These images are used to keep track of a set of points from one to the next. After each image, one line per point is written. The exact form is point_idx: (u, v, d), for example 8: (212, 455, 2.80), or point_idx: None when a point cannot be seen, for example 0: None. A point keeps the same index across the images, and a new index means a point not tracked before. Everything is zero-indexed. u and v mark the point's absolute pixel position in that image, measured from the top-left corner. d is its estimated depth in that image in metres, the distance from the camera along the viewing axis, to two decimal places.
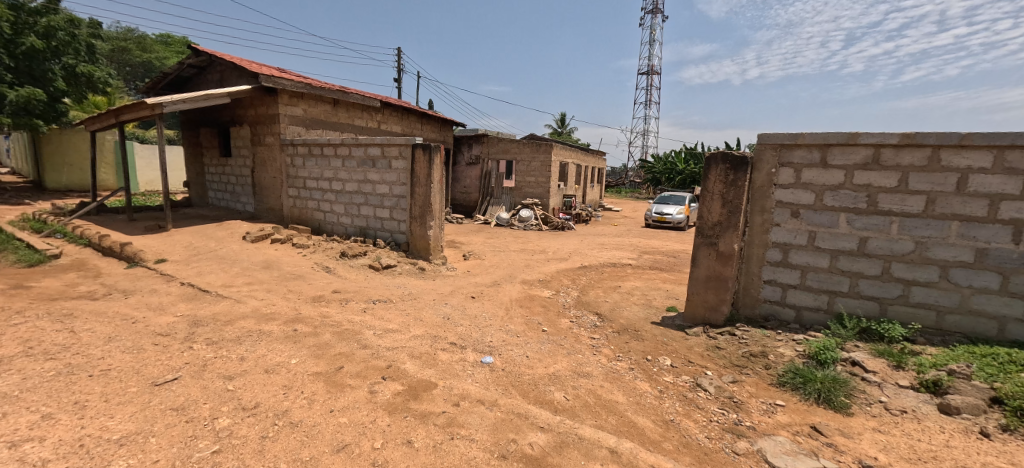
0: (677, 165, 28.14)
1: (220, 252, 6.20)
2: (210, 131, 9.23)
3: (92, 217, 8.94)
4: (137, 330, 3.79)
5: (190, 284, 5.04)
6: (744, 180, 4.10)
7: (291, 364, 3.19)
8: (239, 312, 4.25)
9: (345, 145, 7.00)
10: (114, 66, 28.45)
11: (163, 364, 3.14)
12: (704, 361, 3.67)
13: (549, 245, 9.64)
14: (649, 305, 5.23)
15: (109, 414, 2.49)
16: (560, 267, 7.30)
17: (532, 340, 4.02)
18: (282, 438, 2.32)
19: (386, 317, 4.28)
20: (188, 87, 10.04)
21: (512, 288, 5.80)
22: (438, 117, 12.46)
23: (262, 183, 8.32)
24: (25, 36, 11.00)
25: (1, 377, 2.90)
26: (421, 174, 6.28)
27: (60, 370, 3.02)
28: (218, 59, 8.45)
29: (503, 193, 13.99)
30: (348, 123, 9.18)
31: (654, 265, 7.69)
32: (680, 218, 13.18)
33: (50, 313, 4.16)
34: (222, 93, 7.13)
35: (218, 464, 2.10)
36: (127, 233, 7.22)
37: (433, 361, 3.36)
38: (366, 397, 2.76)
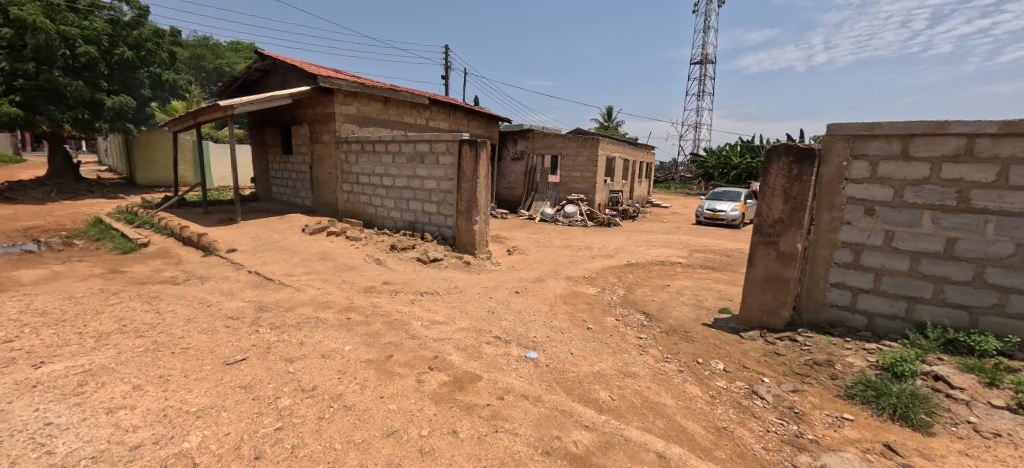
0: (732, 159, 26.65)
1: (282, 243, 6.64)
2: (273, 130, 9.89)
3: (174, 210, 9.87)
4: (211, 313, 4.15)
5: (256, 273, 5.43)
6: (809, 174, 3.79)
7: (345, 350, 3.35)
8: (298, 300, 4.53)
9: (395, 141, 7.24)
10: (191, 73, 31.19)
11: (234, 345, 3.42)
12: (761, 367, 3.45)
13: (594, 241, 9.47)
14: (700, 306, 5.00)
15: (188, 389, 2.74)
16: (606, 264, 7.15)
17: (577, 337, 3.97)
18: (337, 420, 2.44)
19: (433, 309, 4.40)
20: (254, 89, 10.79)
21: (557, 284, 5.75)
22: (484, 112, 12.57)
23: (319, 178, 8.80)
24: (119, 48, 12.23)
25: (100, 350, 3.28)
26: (468, 169, 6.37)
27: (148, 346, 3.37)
28: (281, 62, 9.01)
29: (548, 188, 13.91)
30: (398, 121, 9.49)
31: (705, 264, 7.35)
32: (735, 215, 12.45)
33: (140, 295, 4.66)
34: (284, 94, 7.59)
35: (281, 440, 2.26)
36: (203, 225, 7.91)
37: (478, 354, 3.40)
38: (414, 386, 2.84)
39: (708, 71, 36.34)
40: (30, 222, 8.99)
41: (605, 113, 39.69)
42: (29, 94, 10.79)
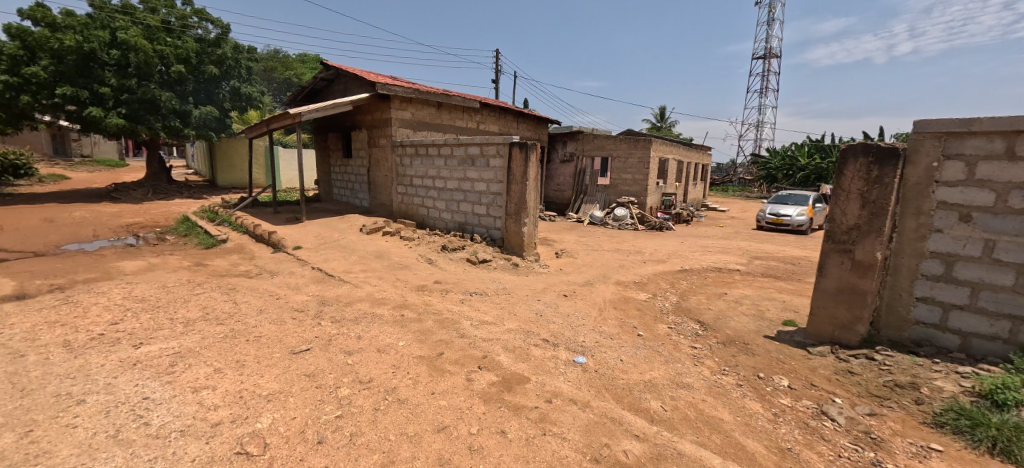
0: (799, 159, 24.77)
1: (342, 242, 7.05)
2: (336, 136, 10.55)
3: (248, 209, 10.80)
4: (280, 305, 4.49)
5: (319, 269, 5.80)
6: (892, 176, 3.43)
7: (398, 346, 3.50)
8: (356, 296, 4.78)
9: (447, 145, 7.45)
10: (264, 84, 34.03)
11: (300, 336, 3.67)
12: (832, 386, 3.17)
13: (645, 245, 9.19)
14: (761, 317, 4.68)
15: (261, 374, 2.99)
16: (657, 269, 6.91)
17: (627, 344, 3.87)
18: (392, 412, 2.55)
19: (482, 309, 4.47)
20: (319, 98, 11.56)
21: (606, 289, 5.64)
22: (533, 115, 12.61)
23: (376, 180, 9.24)
24: (205, 64, 13.63)
25: (187, 335, 3.66)
26: (518, 172, 6.43)
27: (227, 333, 3.71)
28: (344, 72, 9.59)
29: (597, 191, 13.69)
30: (451, 124, 9.76)
31: (767, 272, 6.89)
32: (802, 220, 11.54)
33: (220, 287, 5.13)
34: (346, 102, 8.06)
35: (341, 427, 2.39)
36: (273, 224, 8.57)
37: (526, 356, 3.41)
38: (464, 384, 2.91)
39: (772, 66, 34.07)
40: (132, 219, 10.21)
41: (658, 113, 38.40)
42: (133, 107, 12.27)
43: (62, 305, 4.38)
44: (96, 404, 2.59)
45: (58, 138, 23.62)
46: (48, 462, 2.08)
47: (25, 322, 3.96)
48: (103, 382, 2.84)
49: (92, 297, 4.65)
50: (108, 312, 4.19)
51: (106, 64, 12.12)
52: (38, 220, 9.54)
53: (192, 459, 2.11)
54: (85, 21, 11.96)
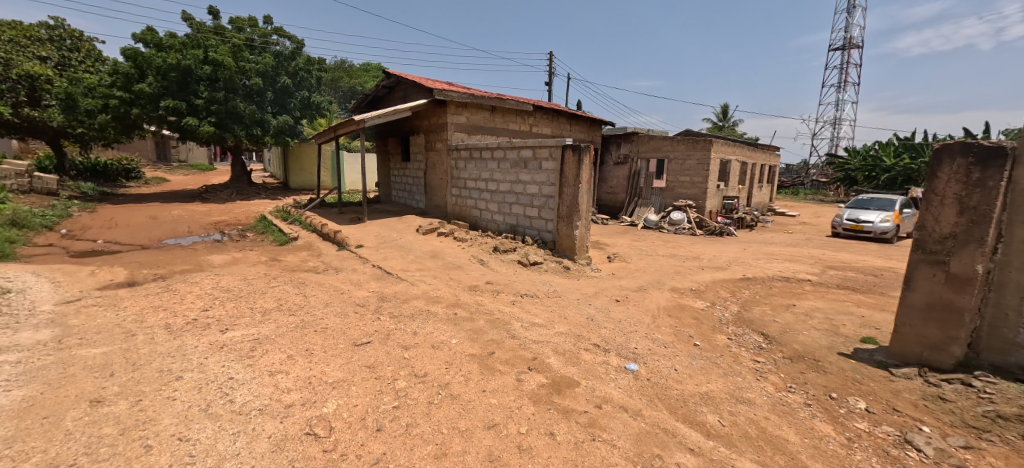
0: (884, 160, 22.30)
1: (399, 241, 7.40)
2: (396, 141, 11.10)
3: (316, 209, 11.65)
4: (343, 300, 4.82)
5: (378, 267, 6.14)
6: (998, 179, 3.02)
7: (451, 343, 3.63)
8: (412, 293, 5.01)
9: (501, 148, 7.58)
10: (332, 92, 36.57)
11: (361, 329, 3.92)
12: (918, 413, 2.85)
13: (703, 251, 8.75)
14: (835, 332, 4.30)
15: (327, 363, 3.22)
16: (716, 277, 6.56)
17: (681, 354, 3.72)
18: (445, 406, 2.65)
19: (532, 311, 4.50)
20: (381, 104, 12.23)
21: (660, 295, 5.46)
22: (587, 117, 12.47)
23: (432, 183, 9.60)
24: (281, 76, 14.90)
25: (265, 324, 4.04)
26: (571, 175, 6.41)
27: (298, 324, 4.04)
28: (404, 79, 10.07)
29: (652, 194, 13.25)
30: (504, 128, 9.92)
31: (843, 284, 6.30)
32: (887, 227, 10.40)
33: (291, 281, 5.59)
34: (405, 108, 8.45)
35: (398, 417, 2.53)
36: (338, 223, 9.18)
37: (576, 360, 3.40)
38: (514, 384, 2.95)
39: (852, 58, 31.05)
40: (219, 217, 11.38)
41: (719, 111, 36.33)
42: (221, 117, 13.70)
43: (164, 292, 5.00)
44: (191, 380, 2.94)
45: (160, 145, 26.88)
46: (154, 428, 2.40)
47: (135, 305, 4.57)
48: (197, 362, 3.22)
49: (187, 286, 5.26)
50: (201, 300, 4.73)
51: (201, 79, 13.62)
52: (145, 217, 10.93)
53: (269, 436, 2.33)
54: (184, 42, 13.54)
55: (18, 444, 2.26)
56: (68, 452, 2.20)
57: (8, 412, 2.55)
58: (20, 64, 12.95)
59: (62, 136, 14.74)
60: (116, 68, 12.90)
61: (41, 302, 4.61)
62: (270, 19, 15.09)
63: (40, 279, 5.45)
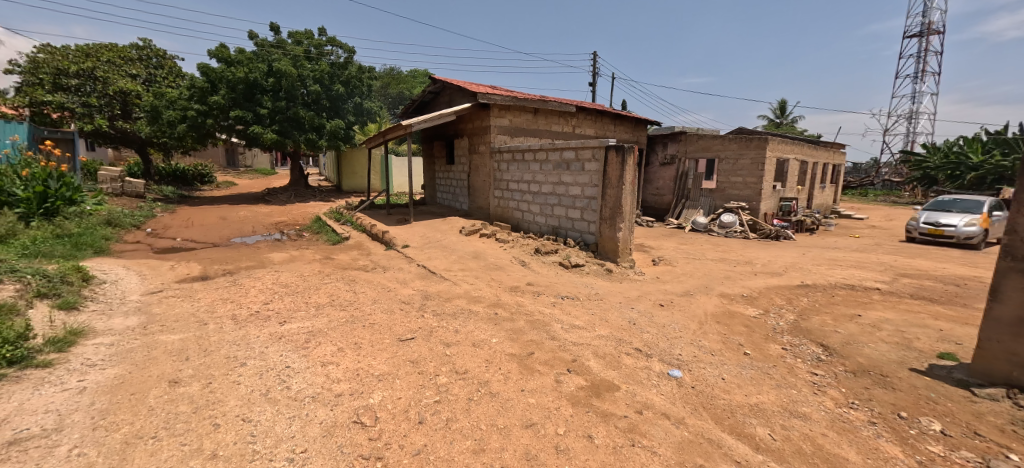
0: (970, 157, 19.96)
1: (443, 242, 7.61)
2: (441, 144, 11.42)
3: (366, 211, 12.21)
4: (390, 297, 5.03)
5: (423, 266, 6.35)
6: None
7: (492, 342, 3.68)
8: (455, 292, 5.13)
9: (543, 150, 7.59)
10: (381, 99, 38.26)
11: (406, 326, 4.07)
12: (1007, 439, 2.54)
13: (756, 256, 8.27)
14: (908, 346, 3.92)
15: (373, 357, 3.38)
16: (770, 283, 6.18)
17: (730, 362, 3.55)
18: (484, 404, 2.70)
19: (573, 313, 4.47)
20: (427, 109, 12.63)
21: (708, 300, 5.23)
22: (632, 116, 12.19)
23: (475, 185, 9.78)
24: (336, 85, 15.76)
25: (318, 317, 4.30)
26: (614, 176, 6.30)
27: (348, 318, 4.27)
28: (449, 84, 10.35)
29: (700, 195, 12.70)
30: (547, 129, 9.93)
31: (919, 294, 5.72)
32: (973, 232, 9.31)
33: (342, 278, 5.92)
34: (450, 112, 8.68)
35: (438, 411, 2.61)
36: (386, 224, 9.57)
37: (616, 363, 3.34)
38: (553, 385, 2.95)
39: (930, 45, 28.18)
40: (280, 218, 12.23)
41: (777, 108, 34.16)
42: (283, 124, 14.73)
43: (232, 286, 5.46)
44: (253, 367, 3.19)
45: (230, 152, 29.32)
46: (221, 408, 2.64)
47: (208, 297, 5.04)
48: (259, 350, 3.49)
49: (250, 281, 5.71)
50: (263, 293, 5.13)
51: (265, 90, 14.72)
52: (216, 217, 11.97)
53: (320, 422, 2.49)
54: (250, 56, 14.69)
55: (110, 416, 2.56)
56: (150, 425, 2.46)
57: (103, 387, 2.90)
58: (116, 82, 14.63)
59: (148, 145, 16.46)
60: (194, 83, 14.25)
61: (130, 293, 5.18)
62: (326, 31, 16.00)
63: (130, 272, 6.13)
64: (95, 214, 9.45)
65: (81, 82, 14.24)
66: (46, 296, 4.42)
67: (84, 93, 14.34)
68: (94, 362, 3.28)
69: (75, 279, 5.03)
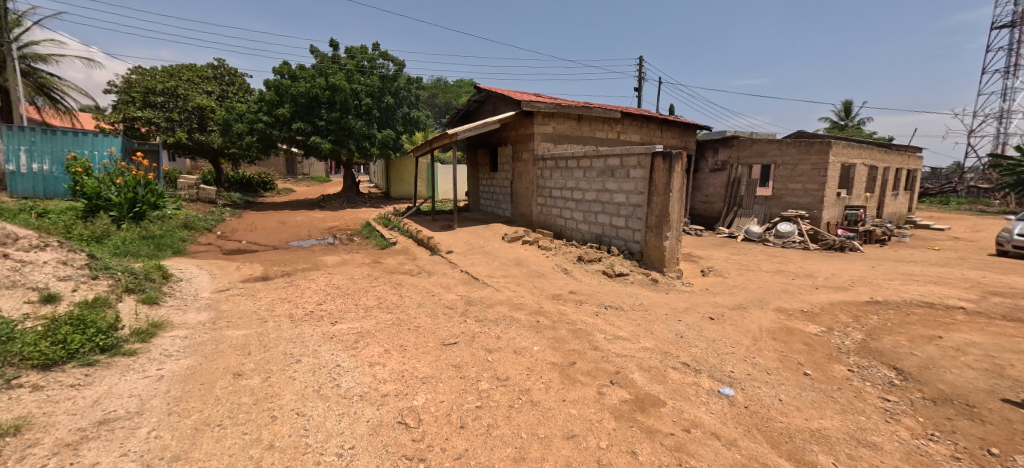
0: None
1: (486, 248, 7.69)
2: (486, 152, 11.61)
3: (413, 217, 12.62)
4: (434, 301, 5.15)
5: (466, 272, 6.46)
6: None
7: (533, 350, 3.67)
8: (497, 299, 5.17)
9: (587, 157, 7.53)
10: (429, 108, 39.75)
11: (449, 331, 4.14)
12: None
13: (818, 268, 7.69)
14: (1001, 374, 3.48)
15: (417, 360, 3.47)
16: (834, 299, 5.70)
17: (788, 382, 3.31)
18: (524, 412, 2.69)
19: (617, 324, 4.36)
20: (472, 118, 12.90)
21: (763, 315, 4.91)
22: (680, 122, 11.80)
23: (518, 192, 9.83)
24: (386, 96, 16.51)
25: (367, 319, 4.48)
26: (660, 183, 6.12)
27: (394, 321, 4.43)
28: (494, 93, 10.52)
29: (754, 203, 12.02)
30: (591, 136, 9.84)
31: (1014, 315, 5.07)
32: None
33: (389, 281, 6.14)
34: (494, 120, 8.81)
35: (479, 417, 2.62)
36: (431, 230, 9.83)
37: (662, 377, 3.22)
38: (596, 397, 2.89)
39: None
40: (333, 223, 12.91)
41: (841, 109, 31.88)
42: (338, 134, 15.59)
43: (290, 287, 5.83)
44: (307, 364, 3.38)
45: (290, 161, 31.47)
46: (278, 401, 2.81)
47: (268, 297, 5.40)
48: (312, 348, 3.69)
49: (306, 282, 6.05)
50: (318, 294, 5.42)
51: (322, 102, 15.69)
52: (277, 222, 12.84)
53: (367, 420, 2.59)
54: (310, 72, 15.74)
55: (183, 403, 2.80)
56: (217, 414, 2.67)
57: (177, 376, 3.19)
58: (194, 98, 16.17)
59: (220, 155, 18.01)
60: (261, 97, 15.47)
61: (202, 290, 5.68)
62: (378, 45, 16.80)
63: (202, 271, 6.71)
64: (175, 218, 10.44)
65: (166, 99, 15.90)
66: (133, 291, 4.95)
67: (167, 109, 15.98)
68: (170, 353, 3.61)
69: (157, 276, 5.58)
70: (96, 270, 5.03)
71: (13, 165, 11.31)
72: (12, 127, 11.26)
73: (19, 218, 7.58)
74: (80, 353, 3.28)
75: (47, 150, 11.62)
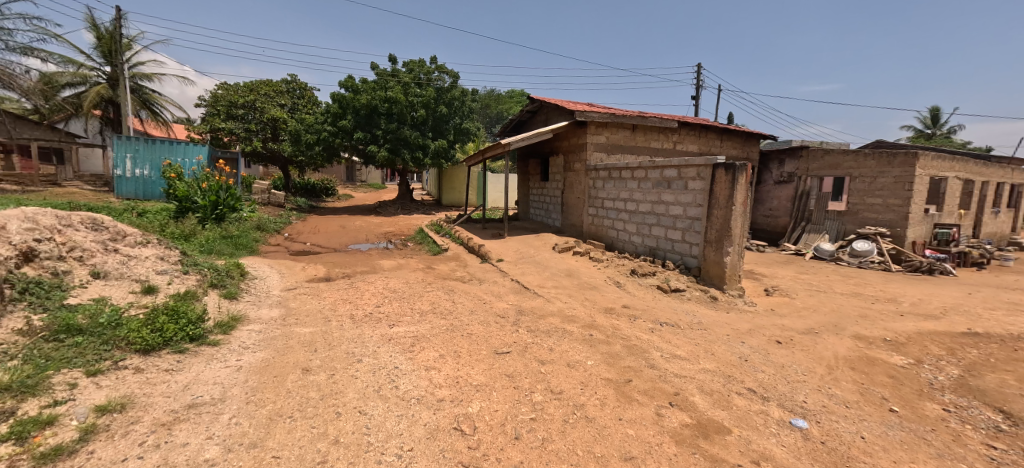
0: None
1: (536, 258, 7.70)
2: (537, 162, 11.69)
3: (464, 224, 12.92)
4: (486, 309, 5.21)
5: (517, 281, 6.49)
6: None
7: (587, 364, 3.61)
8: (549, 310, 5.14)
9: (642, 168, 7.35)
10: (481, 119, 40.86)
11: (502, 339, 4.17)
12: None
13: (902, 292, 6.95)
14: None
15: (471, 367, 3.52)
16: (923, 327, 5.11)
17: (871, 419, 3.00)
18: (579, 428, 2.64)
19: (674, 342, 4.18)
20: (524, 128, 13.04)
21: (840, 342, 4.50)
22: (742, 131, 11.23)
23: (569, 202, 9.77)
24: (441, 107, 17.10)
25: (422, 323, 4.63)
26: (722, 195, 5.83)
27: (448, 326, 4.53)
28: (547, 104, 10.58)
29: (826, 218, 11.13)
30: (645, 146, 9.61)
31: None
32: None
33: (442, 287, 6.31)
34: (547, 129, 8.84)
35: (534, 430, 2.61)
36: (482, 238, 10.01)
37: (726, 403, 3.04)
38: (654, 418, 2.78)
39: None
40: (388, 228, 13.49)
41: (929, 117, 28.91)
42: (394, 144, 16.34)
43: (351, 288, 6.16)
44: (368, 364, 3.54)
45: (351, 169, 33.41)
46: (341, 398, 2.96)
47: (332, 297, 5.73)
48: (373, 349, 3.87)
49: (365, 285, 6.36)
50: (376, 297, 5.68)
51: (382, 113, 16.55)
52: (338, 226, 13.64)
53: (425, 424, 2.66)
54: (372, 85, 16.69)
55: (259, 393, 3.02)
56: (288, 406, 2.86)
57: (254, 367, 3.46)
58: (269, 111, 17.66)
59: (290, 163, 19.48)
60: (327, 109, 16.59)
61: (274, 288, 6.14)
62: (435, 59, 17.52)
63: (273, 270, 7.26)
64: (250, 220, 11.41)
65: (246, 111, 17.49)
66: (216, 286, 5.45)
67: (247, 121, 17.57)
68: (247, 345, 3.92)
69: (236, 273, 6.10)
70: (187, 266, 5.61)
71: (121, 170, 12.94)
72: (122, 137, 12.89)
73: (124, 217, 8.62)
74: (174, 340, 3.65)
75: (148, 158, 13.15)
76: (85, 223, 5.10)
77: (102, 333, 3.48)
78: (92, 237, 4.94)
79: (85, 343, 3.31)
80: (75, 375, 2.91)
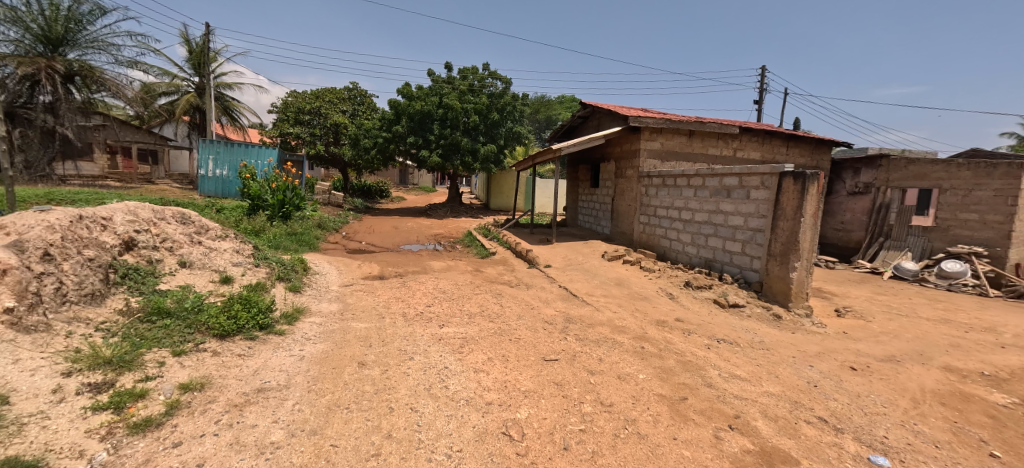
0: None
1: (585, 265, 7.58)
2: (588, 168, 11.54)
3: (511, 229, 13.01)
4: (534, 315, 5.20)
5: (565, 288, 6.43)
6: None
7: (639, 377, 3.49)
8: (598, 319, 5.03)
9: (699, 175, 7.05)
10: (530, 124, 41.13)
11: (550, 346, 4.14)
12: None
13: (1004, 321, 6.12)
14: None
15: (519, 372, 3.52)
16: None
17: (967, 463, 2.66)
18: (630, 444, 2.56)
19: (734, 361, 3.94)
20: (574, 133, 12.95)
21: (927, 373, 4.03)
22: (811, 138, 10.46)
23: (619, 209, 9.56)
24: (492, 113, 17.38)
25: (470, 325, 4.70)
26: (789, 206, 5.45)
27: (496, 330, 4.57)
28: (599, 109, 10.45)
29: (908, 234, 10.09)
30: (702, 153, 9.21)
31: None
32: None
33: (490, 290, 6.38)
34: (600, 135, 8.71)
35: (583, 441, 2.57)
36: (529, 242, 10.03)
37: (793, 431, 2.81)
38: (712, 441, 2.63)
39: None
40: (437, 230, 13.87)
41: None
42: (446, 148, 16.82)
43: (403, 287, 6.38)
44: (419, 362, 3.64)
45: (404, 172, 34.77)
46: (394, 394, 3.07)
47: (385, 295, 5.96)
48: (424, 348, 3.98)
49: (416, 284, 6.56)
50: (426, 297, 5.85)
51: (435, 119, 17.10)
52: (391, 227, 14.23)
53: (473, 426, 2.69)
54: (427, 92, 17.30)
55: (320, 383, 3.20)
56: (346, 398, 3.00)
57: (316, 357, 3.68)
58: (332, 116, 18.82)
59: (348, 166, 20.60)
60: (384, 115, 17.39)
61: (333, 283, 6.50)
62: (488, 65, 17.84)
63: (332, 267, 7.70)
64: (312, 219, 12.19)
65: (312, 117, 18.74)
66: (283, 279, 5.86)
67: (312, 126, 18.81)
68: (310, 336, 4.17)
69: (301, 268, 6.53)
70: (258, 259, 6.08)
71: (204, 170, 14.27)
72: (206, 141, 14.24)
73: (206, 213, 9.49)
74: (246, 328, 3.95)
75: (227, 159, 14.44)
76: (176, 217, 5.67)
77: (187, 317, 3.84)
78: (181, 230, 5.48)
79: (173, 325, 3.66)
80: (164, 354, 3.24)
